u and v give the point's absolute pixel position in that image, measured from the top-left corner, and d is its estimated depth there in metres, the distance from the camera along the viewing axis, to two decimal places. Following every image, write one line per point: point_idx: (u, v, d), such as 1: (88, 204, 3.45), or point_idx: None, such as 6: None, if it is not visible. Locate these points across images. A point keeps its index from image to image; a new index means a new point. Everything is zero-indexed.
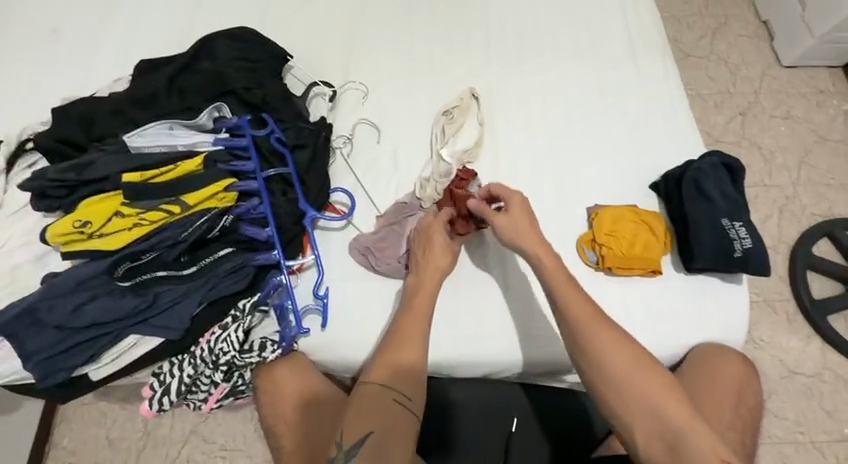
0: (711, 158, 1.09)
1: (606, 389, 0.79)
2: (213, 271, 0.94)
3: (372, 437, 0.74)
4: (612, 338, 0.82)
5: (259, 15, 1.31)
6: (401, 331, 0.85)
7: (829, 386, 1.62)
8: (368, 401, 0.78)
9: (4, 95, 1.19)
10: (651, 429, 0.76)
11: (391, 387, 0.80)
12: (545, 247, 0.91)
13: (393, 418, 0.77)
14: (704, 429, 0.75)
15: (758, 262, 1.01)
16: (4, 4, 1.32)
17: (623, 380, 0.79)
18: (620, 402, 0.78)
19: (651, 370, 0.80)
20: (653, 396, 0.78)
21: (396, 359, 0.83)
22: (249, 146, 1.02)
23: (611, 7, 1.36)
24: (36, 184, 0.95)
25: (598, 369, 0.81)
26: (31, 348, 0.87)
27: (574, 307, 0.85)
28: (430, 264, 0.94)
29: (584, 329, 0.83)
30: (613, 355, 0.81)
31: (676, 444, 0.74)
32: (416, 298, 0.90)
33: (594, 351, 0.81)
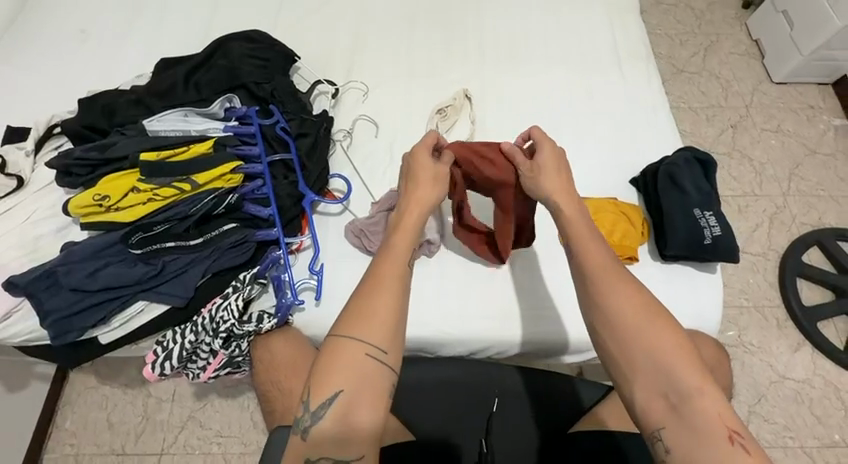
0: (683, 154, 1.17)
1: (613, 337, 0.75)
2: (218, 244, 1.04)
3: (340, 396, 0.69)
4: (626, 286, 0.77)
5: (271, 22, 1.42)
6: (379, 272, 0.78)
7: (819, 392, 1.53)
8: (340, 352, 0.72)
9: (38, 88, 1.30)
10: (654, 387, 0.70)
11: (362, 340, 0.72)
12: (571, 198, 0.89)
13: (365, 375, 0.70)
14: (714, 391, 0.68)
15: (727, 249, 1.08)
16: (42, 10, 1.44)
17: (634, 329, 0.73)
18: (627, 352, 0.73)
19: (668, 324, 0.74)
20: (662, 353, 0.71)
21: (373, 306, 0.74)
22: (256, 133, 1.12)
23: (598, 24, 1.45)
24: (63, 162, 1.06)
25: (606, 317, 0.76)
26: (50, 307, 0.96)
27: (589, 255, 0.81)
28: (413, 198, 0.87)
29: (596, 275, 0.79)
30: (624, 304, 0.76)
31: (680, 404, 0.68)
32: (395, 236, 0.83)
33: (604, 298, 0.77)
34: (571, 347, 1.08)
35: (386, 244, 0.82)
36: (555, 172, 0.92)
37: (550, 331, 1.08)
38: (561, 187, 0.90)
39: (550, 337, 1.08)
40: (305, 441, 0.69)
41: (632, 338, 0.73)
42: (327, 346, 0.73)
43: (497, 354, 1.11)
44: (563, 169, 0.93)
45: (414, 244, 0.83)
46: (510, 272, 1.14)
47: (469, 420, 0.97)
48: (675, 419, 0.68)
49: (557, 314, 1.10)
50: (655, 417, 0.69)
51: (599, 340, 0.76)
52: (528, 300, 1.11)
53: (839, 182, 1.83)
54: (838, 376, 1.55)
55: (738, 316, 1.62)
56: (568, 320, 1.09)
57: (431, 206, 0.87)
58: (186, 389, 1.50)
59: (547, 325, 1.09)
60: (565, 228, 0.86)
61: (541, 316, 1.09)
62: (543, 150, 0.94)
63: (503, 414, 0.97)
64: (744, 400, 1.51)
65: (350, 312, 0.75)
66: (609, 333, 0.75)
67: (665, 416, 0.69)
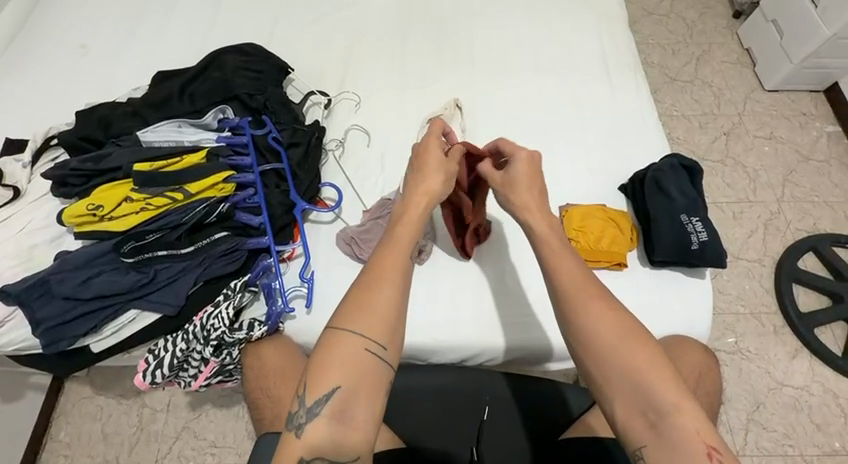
0: (670, 161, 1.19)
1: (586, 355, 0.74)
2: (209, 252, 1.05)
3: (339, 392, 0.69)
4: (601, 303, 0.77)
5: (267, 35, 1.46)
6: (380, 265, 0.77)
7: (818, 399, 1.51)
8: (336, 347, 0.72)
9: (37, 101, 1.33)
10: (633, 405, 0.69)
11: (364, 335, 0.72)
12: (543, 217, 0.88)
13: (364, 370, 0.70)
14: (692, 408, 0.68)
15: (715, 254, 1.10)
16: (44, 26, 1.48)
17: (609, 349, 0.72)
18: (604, 372, 0.72)
19: (644, 341, 0.73)
20: (637, 371, 0.70)
21: (371, 303, 0.74)
22: (248, 144, 1.15)
23: (588, 34, 1.47)
24: (58, 173, 1.08)
25: (580, 337, 0.75)
26: (42, 316, 0.98)
27: (561, 273, 0.80)
28: (420, 187, 0.87)
29: (570, 293, 0.78)
30: (598, 322, 0.75)
31: (659, 423, 0.67)
32: (400, 226, 0.82)
33: (577, 316, 0.76)
34: (562, 352, 1.09)
35: (390, 233, 0.82)
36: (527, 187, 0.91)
37: (541, 338, 1.08)
38: (533, 203, 0.90)
39: (541, 342, 1.08)
40: (299, 439, 0.68)
41: (607, 357, 0.72)
42: (322, 342, 0.73)
43: (488, 361, 1.11)
44: (536, 183, 0.92)
45: (419, 234, 0.83)
46: (500, 277, 1.15)
47: (459, 426, 0.97)
48: (654, 437, 0.67)
49: (548, 320, 1.10)
50: (636, 435, 0.68)
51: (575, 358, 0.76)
52: (518, 306, 1.11)
53: (833, 187, 1.84)
54: (837, 383, 1.53)
55: (734, 322, 1.61)
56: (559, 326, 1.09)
57: (440, 193, 0.88)
58: (181, 399, 1.50)
59: (537, 332, 1.09)
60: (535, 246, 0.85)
61: (531, 322, 1.10)
62: (517, 164, 0.94)
63: (493, 423, 0.96)
64: (742, 408, 1.50)
65: (350, 307, 0.75)
66: (583, 353, 0.74)
67: (646, 433, 0.68)
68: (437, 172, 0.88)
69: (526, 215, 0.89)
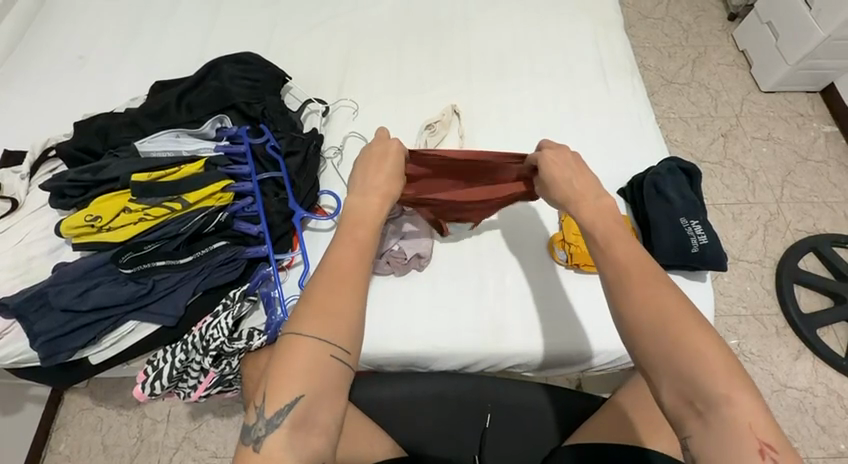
0: (668, 164, 1.19)
1: (630, 336, 0.67)
2: (208, 261, 1.05)
3: (301, 401, 0.65)
4: (651, 281, 0.69)
5: (264, 44, 1.46)
6: (337, 265, 0.75)
7: (822, 400, 1.50)
8: (295, 354, 0.68)
9: (36, 112, 1.33)
10: (680, 394, 0.62)
11: (327, 339, 0.69)
12: (588, 197, 0.83)
13: (327, 375, 0.67)
14: (746, 399, 0.60)
15: (715, 257, 1.10)
16: (42, 37, 1.48)
17: (656, 332, 0.65)
18: (651, 357, 0.64)
19: (697, 326, 0.64)
20: (685, 358, 0.62)
21: (333, 304, 0.72)
22: (246, 152, 1.15)
23: (584, 38, 1.48)
24: (56, 184, 1.07)
25: (625, 316, 0.68)
26: (39, 329, 0.97)
27: (611, 253, 0.73)
28: (374, 190, 0.87)
29: (617, 269, 0.71)
30: (646, 302, 0.67)
31: (706, 411, 0.60)
32: (358, 227, 0.81)
33: (620, 296, 0.69)
34: (565, 359, 1.08)
35: (344, 233, 0.80)
36: (573, 171, 0.87)
37: (542, 343, 1.08)
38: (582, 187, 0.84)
39: (541, 348, 1.07)
40: (258, 453, 0.64)
41: (654, 340, 0.64)
42: (279, 346, 0.69)
43: (489, 367, 1.11)
44: (578, 171, 0.87)
45: (376, 234, 0.82)
46: (500, 283, 1.15)
47: (461, 434, 0.95)
48: (703, 428, 0.60)
49: (549, 326, 1.09)
50: (682, 425, 0.62)
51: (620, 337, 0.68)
52: (518, 311, 1.11)
53: (832, 188, 1.84)
54: (841, 384, 1.52)
55: (737, 324, 1.60)
56: (559, 332, 1.09)
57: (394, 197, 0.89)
58: (182, 409, 1.49)
59: (538, 337, 1.08)
60: (583, 224, 0.79)
61: (532, 328, 1.09)
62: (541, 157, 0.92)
63: (495, 433, 0.95)
64: None
65: (309, 308, 0.72)
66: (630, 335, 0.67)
67: (693, 424, 0.61)
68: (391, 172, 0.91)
69: (571, 196, 0.84)
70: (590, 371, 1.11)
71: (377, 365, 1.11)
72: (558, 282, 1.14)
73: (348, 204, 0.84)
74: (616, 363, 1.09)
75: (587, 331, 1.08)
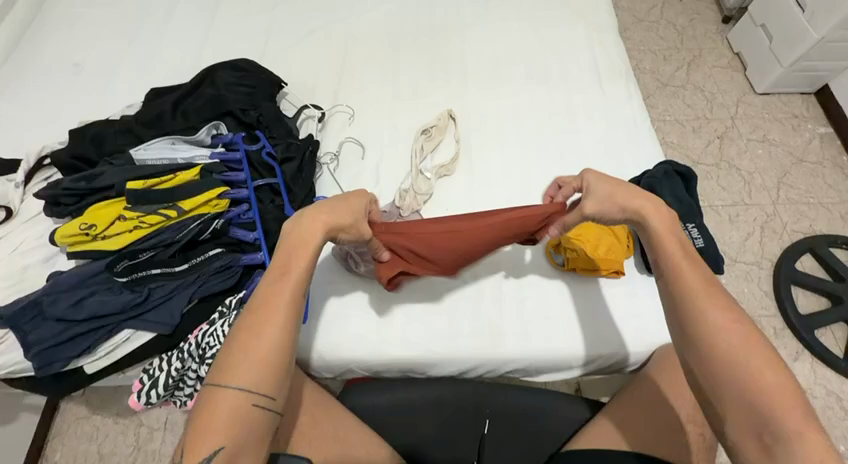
0: (664, 168, 1.19)
1: (702, 362, 0.70)
2: (204, 269, 1.05)
3: (221, 454, 0.65)
4: (726, 311, 0.72)
5: (260, 50, 1.47)
6: (264, 309, 0.75)
7: (821, 402, 1.50)
8: (217, 403, 0.69)
9: (31, 120, 1.33)
10: (745, 422, 0.65)
11: (247, 386, 0.70)
12: (657, 213, 0.85)
13: (247, 425, 0.68)
14: (815, 437, 0.61)
15: (712, 261, 1.10)
16: (36, 44, 1.48)
17: (725, 359, 0.68)
18: (718, 381, 0.68)
19: (767, 360, 0.67)
20: (751, 387, 0.65)
21: (255, 348, 0.72)
22: (242, 159, 1.15)
23: (579, 42, 1.49)
24: (50, 193, 1.07)
25: (695, 338, 0.72)
26: (33, 339, 0.97)
27: (681, 279, 0.77)
28: (313, 221, 0.81)
29: (688, 295, 0.75)
30: (724, 334, 0.70)
31: (774, 446, 0.62)
32: (290, 266, 0.78)
33: (699, 325, 0.72)
34: (563, 363, 1.07)
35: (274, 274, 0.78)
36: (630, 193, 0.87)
37: (541, 347, 1.07)
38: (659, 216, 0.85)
39: (539, 353, 1.07)
40: None
41: (723, 365, 0.68)
42: (204, 397, 0.70)
43: (488, 373, 1.10)
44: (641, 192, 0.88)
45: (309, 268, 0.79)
46: (498, 288, 1.14)
47: (460, 440, 0.95)
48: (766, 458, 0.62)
49: (547, 330, 1.09)
50: (744, 453, 0.64)
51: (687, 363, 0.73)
52: (516, 316, 1.11)
53: (828, 189, 1.84)
54: (840, 385, 1.52)
55: None
56: (558, 336, 1.08)
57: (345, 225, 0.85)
58: (179, 417, 1.48)
59: (537, 342, 1.08)
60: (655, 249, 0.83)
61: (530, 333, 1.09)
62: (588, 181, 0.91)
63: (494, 438, 0.94)
64: None
65: (236, 357, 0.72)
66: (700, 363, 0.70)
67: (755, 453, 0.63)
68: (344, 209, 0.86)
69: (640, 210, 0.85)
70: (589, 375, 1.11)
71: (375, 371, 1.09)
72: (555, 287, 1.14)
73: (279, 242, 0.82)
74: (616, 367, 1.08)
75: (587, 335, 1.08)
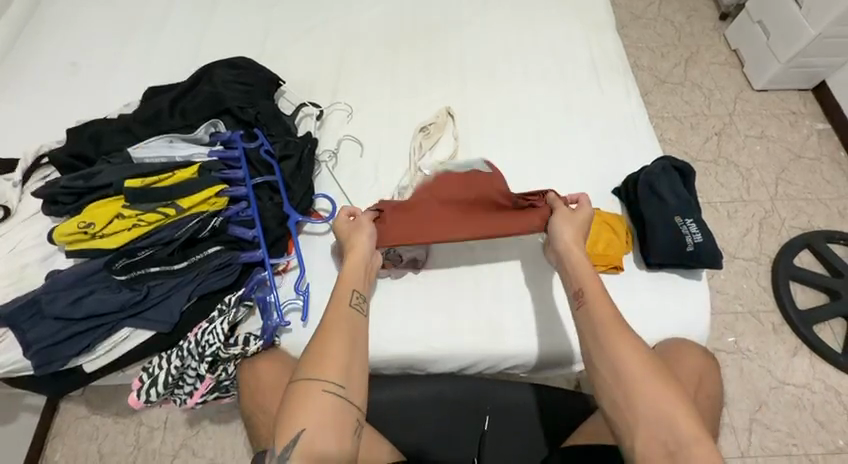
0: (662, 163, 1.19)
1: (615, 381, 0.79)
2: (203, 267, 1.05)
3: (302, 437, 0.75)
4: (632, 336, 0.82)
5: (257, 48, 1.46)
6: (329, 318, 0.86)
7: (820, 397, 1.51)
8: (303, 396, 0.78)
9: (28, 120, 1.33)
10: (653, 436, 0.74)
11: (320, 378, 0.80)
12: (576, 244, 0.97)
13: (325, 411, 0.77)
14: (706, 443, 0.73)
15: (710, 255, 1.10)
16: (33, 44, 1.48)
17: (635, 379, 0.78)
18: (632, 400, 0.77)
19: (665, 378, 0.78)
20: (659, 402, 0.76)
21: (326, 348, 0.83)
22: (241, 157, 1.14)
23: (576, 39, 1.49)
24: (49, 192, 1.07)
25: (610, 362, 0.80)
26: (33, 337, 0.97)
27: (595, 306, 0.86)
28: (355, 249, 0.97)
29: (604, 322, 0.84)
30: (630, 358, 0.80)
31: (677, 454, 0.72)
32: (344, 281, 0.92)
33: (609, 347, 0.81)
34: (564, 359, 1.08)
35: (334, 291, 0.91)
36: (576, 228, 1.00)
37: (541, 343, 1.08)
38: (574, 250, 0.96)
39: (539, 349, 1.07)
40: None
41: (632, 382, 0.77)
42: (292, 391, 0.79)
43: (488, 369, 1.10)
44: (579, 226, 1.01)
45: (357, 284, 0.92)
46: (497, 285, 1.14)
47: (459, 437, 0.94)
48: None
49: (547, 326, 1.09)
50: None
51: (599, 384, 0.80)
52: (515, 313, 1.11)
53: (826, 185, 1.85)
54: (838, 380, 1.53)
55: (734, 322, 1.61)
56: (559, 331, 1.09)
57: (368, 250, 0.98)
58: (179, 416, 1.47)
59: (537, 338, 1.08)
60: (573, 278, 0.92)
61: (529, 329, 1.09)
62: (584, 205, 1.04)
63: (494, 435, 0.94)
64: (746, 409, 1.49)
65: (312, 355, 0.82)
66: (613, 383, 0.79)
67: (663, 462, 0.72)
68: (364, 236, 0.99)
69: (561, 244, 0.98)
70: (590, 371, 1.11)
71: (375, 369, 1.10)
72: (554, 283, 1.14)
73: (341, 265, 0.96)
74: None
75: None
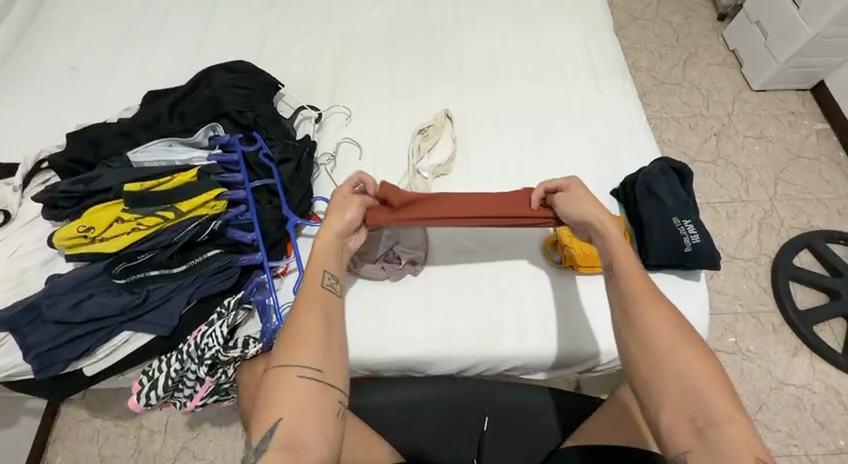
0: (660, 164, 1.20)
1: (647, 355, 0.75)
2: (202, 270, 1.05)
3: (281, 424, 0.74)
4: (663, 310, 0.79)
5: (257, 52, 1.47)
6: (301, 300, 0.85)
7: (821, 397, 1.51)
8: (276, 383, 0.77)
9: (29, 124, 1.34)
10: (683, 411, 0.71)
11: (292, 364, 0.78)
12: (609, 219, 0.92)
13: (301, 396, 0.76)
14: (742, 421, 0.69)
15: (708, 256, 1.11)
16: (33, 49, 1.49)
17: (666, 353, 0.74)
18: (662, 374, 0.73)
19: (700, 353, 0.75)
20: (691, 377, 0.72)
21: (299, 332, 0.81)
22: (240, 160, 1.15)
23: (574, 41, 1.49)
24: (48, 196, 1.07)
25: (640, 335, 0.77)
26: (33, 342, 0.97)
27: (627, 277, 0.82)
28: (325, 229, 0.92)
29: (635, 294, 0.81)
30: (662, 332, 0.76)
31: (709, 432, 0.69)
32: (313, 263, 0.89)
33: (641, 319, 0.78)
34: (563, 360, 1.08)
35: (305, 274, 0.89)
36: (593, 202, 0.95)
37: (540, 345, 1.08)
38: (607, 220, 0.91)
39: (539, 351, 1.08)
40: None
41: (663, 356, 0.74)
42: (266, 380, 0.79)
43: (487, 370, 1.10)
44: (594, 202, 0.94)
45: (330, 266, 0.89)
46: (496, 287, 1.14)
47: (458, 439, 0.95)
48: (701, 443, 0.69)
49: (546, 327, 1.09)
50: (682, 440, 0.70)
51: (628, 358, 0.77)
52: (514, 314, 1.11)
53: (825, 184, 1.85)
54: (839, 380, 1.53)
55: (734, 322, 1.61)
56: (558, 333, 1.09)
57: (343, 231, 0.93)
58: (179, 418, 1.48)
59: (536, 339, 1.08)
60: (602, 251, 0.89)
61: (528, 330, 1.09)
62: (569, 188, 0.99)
63: (493, 436, 0.94)
64: (746, 409, 1.48)
65: (284, 341, 0.81)
66: (643, 357, 0.75)
67: (692, 440, 0.69)
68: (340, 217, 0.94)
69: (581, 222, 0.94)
70: (588, 372, 1.11)
71: (375, 370, 1.10)
72: (552, 285, 1.14)
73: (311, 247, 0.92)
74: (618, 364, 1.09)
75: (583, 332, 1.09)
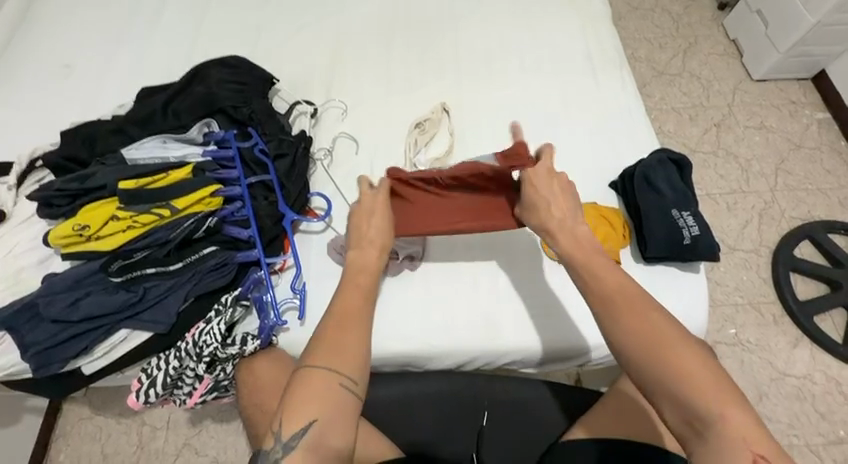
0: (658, 156, 1.19)
1: (625, 362, 0.73)
2: (198, 267, 1.05)
3: (315, 426, 0.74)
4: (639, 307, 0.75)
5: (251, 46, 1.46)
6: (343, 308, 0.86)
7: (821, 387, 1.50)
8: (312, 385, 0.77)
9: (23, 123, 1.33)
10: (679, 411, 0.67)
11: (335, 371, 0.79)
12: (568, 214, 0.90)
13: (338, 405, 0.77)
14: (738, 412, 0.65)
15: (708, 247, 1.10)
16: (26, 46, 1.47)
17: (644, 352, 0.71)
18: (647, 375, 0.70)
19: (681, 347, 0.70)
20: (676, 373, 0.68)
21: (342, 342, 0.82)
22: (235, 157, 1.14)
23: (570, 31, 1.47)
24: (43, 195, 1.07)
25: (615, 338, 0.74)
26: (30, 341, 0.97)
27: (594, 277, 0.80)
28: (374, 241, 0.96)
29: (601, 293, 0.78)
30: (636, 330, 0.73)
31: (706, 431, 0.65)
32: (360, 275, 0.92)
33: (611, 322, 0.75)
34: (562, 353, 1.08)
35: (343, 284, 0.91)
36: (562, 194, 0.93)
37: (539, 339, 1.08)
38: (561, 218, 0.90)
39: (538, 345, 1.07)
40: None
41: (640, 356, 0.71)
42: (298, 380, 0.78)
43: (485, 365, 1.10)
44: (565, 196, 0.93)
45: (376, 280, 0.93)
46: (494, 281, 1.14)
47: (458, 432, 0.95)
48: (700, 440, 0.66)
49: (545, 320, 1.09)
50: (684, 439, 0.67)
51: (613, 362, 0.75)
52: (514, 307, 1.11)
53: (826, 174, 1.84)
54: (839, 370, 1.53)
55: (734, 313, 1.60)
56: (558, 326, 1.08)
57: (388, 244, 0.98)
58: (181, 415, 1.48)
59: (534, 333, 1.08)
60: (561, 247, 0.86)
61: (526, 323, 1.09)
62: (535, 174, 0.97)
63: (493, 429, 0.95)
64: None
65: (324, 345, 0.82)
66: (624, 360, 0.73)
67: (692, 438, 0.66)
68: (381, 219, 0.99)
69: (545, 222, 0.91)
70: (588, 366, 1.11)
71: (374, 366, 1.10)
72: (550, 278, 1.13)
73: (351, 253, 0.95)
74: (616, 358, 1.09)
75: (580, 325, 1.08)
